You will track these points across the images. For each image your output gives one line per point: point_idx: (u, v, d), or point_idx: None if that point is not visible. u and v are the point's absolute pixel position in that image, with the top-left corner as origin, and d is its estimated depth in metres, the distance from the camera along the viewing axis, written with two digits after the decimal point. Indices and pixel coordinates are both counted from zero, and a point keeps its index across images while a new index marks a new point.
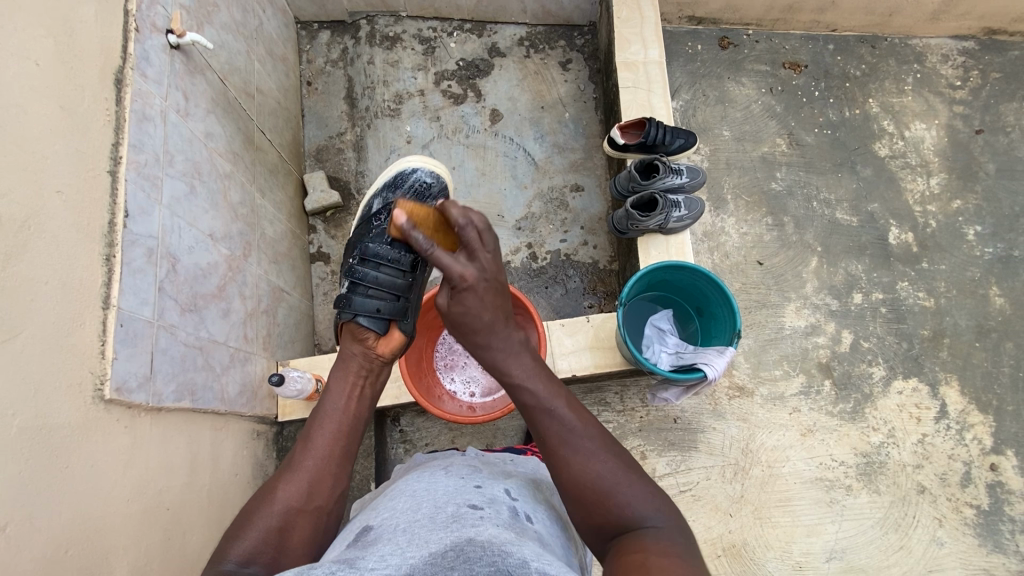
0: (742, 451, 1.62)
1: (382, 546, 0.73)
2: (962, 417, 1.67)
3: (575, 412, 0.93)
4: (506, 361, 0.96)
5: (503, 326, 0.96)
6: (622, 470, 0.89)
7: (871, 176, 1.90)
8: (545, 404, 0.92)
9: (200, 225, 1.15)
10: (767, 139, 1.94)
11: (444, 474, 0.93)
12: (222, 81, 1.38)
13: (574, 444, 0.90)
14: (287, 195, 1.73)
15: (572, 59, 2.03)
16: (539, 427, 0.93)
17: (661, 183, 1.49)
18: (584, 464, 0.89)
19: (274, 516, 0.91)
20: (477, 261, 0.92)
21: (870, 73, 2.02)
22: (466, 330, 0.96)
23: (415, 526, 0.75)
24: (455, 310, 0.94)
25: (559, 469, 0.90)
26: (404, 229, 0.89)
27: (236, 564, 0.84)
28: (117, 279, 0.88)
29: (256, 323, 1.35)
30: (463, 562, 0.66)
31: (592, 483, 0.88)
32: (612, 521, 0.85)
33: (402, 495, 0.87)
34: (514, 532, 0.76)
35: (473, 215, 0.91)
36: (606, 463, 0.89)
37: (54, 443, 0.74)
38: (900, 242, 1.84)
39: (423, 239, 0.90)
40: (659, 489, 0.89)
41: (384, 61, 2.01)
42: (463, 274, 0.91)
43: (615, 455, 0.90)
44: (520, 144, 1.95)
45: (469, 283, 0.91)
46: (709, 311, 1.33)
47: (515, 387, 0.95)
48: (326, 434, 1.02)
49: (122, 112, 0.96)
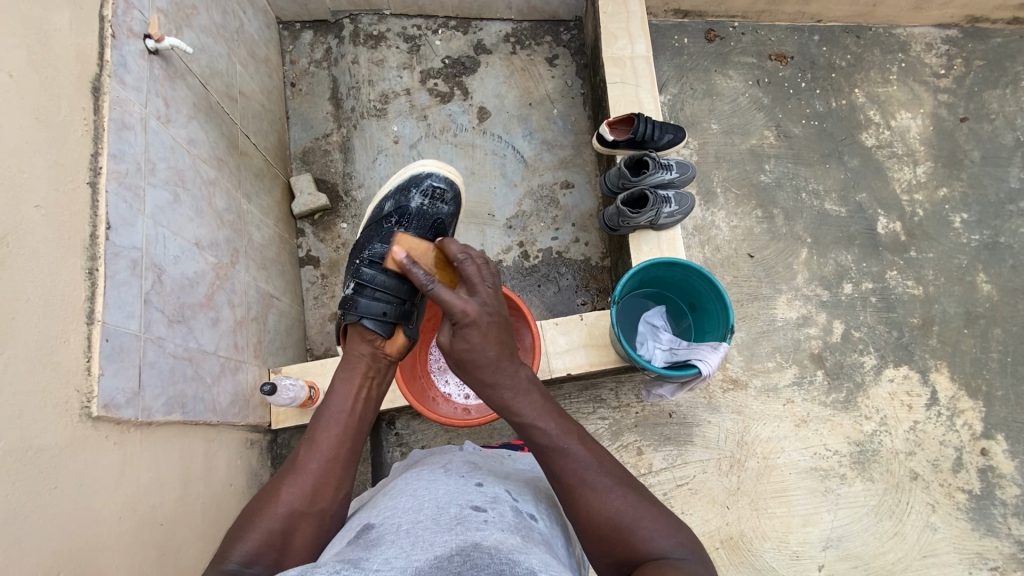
0: (738, 443, 1.63)
1: (386, 547, 0.72)
2: (952, 403, 1.69)
3: (588, 447, 0.94)
4: (517, 399, 0.97)
5: (510, 362, 0.99)
6: (639, 500, 0.89)
7: (859, 166, 1.92)
8: (557, 441, 0.93)
9: (185, 233, 1.13)
10: (755, 131, 1.94)
11: (443, 471, 0.92)
12: (204, 86, 1.35)
13: (590, 479, 0.90)
14: (274, 199, 1.71)
15: (559, 55, 2.02)
16: (553, 466, 0.93)
17: (651, 178, 1.49)
18: (602, 499, 0.88)
19: (277, 518, 0.90)
20: (477, 295, 0.99)
21: (856, 63, 2.02)
22: (473, 368, 0.98)
23: (418, 528, 0.75)
24: (458, 348, 0.98)
25: (576, 508, 0.89)
26: (405, 265, 1.02)
27: (238, 565, 0.84)
28: (101, 293, 0.86)
29: (246, 331, 1.34)
30: (470, 568, 0.65)
31: (610, 519, 0.87)
32: (633, 557, 0.84)
33: (402, 494, 0.86)
34: (519, 538, 0.76)
35: (471, 252, 1.03)
36: (623, 496, 0.89)
37: (41, 464, 0.73)
38: (888, 231, 1.85)
39: (423, 274, 1.01)
40: (677, 519, 0.89)
41: (369, 60, 1.99)
42: (465, 308, 0.97)
43: (632, 488, 0.90)
44: (509, 142, 1.93)
45: (470, 317, 0.96)
46: (701, 306, 1.32)
47: (526, 426, 0.96)
48: (332, 437, 1.01)
49: (100, 122, 0.93)
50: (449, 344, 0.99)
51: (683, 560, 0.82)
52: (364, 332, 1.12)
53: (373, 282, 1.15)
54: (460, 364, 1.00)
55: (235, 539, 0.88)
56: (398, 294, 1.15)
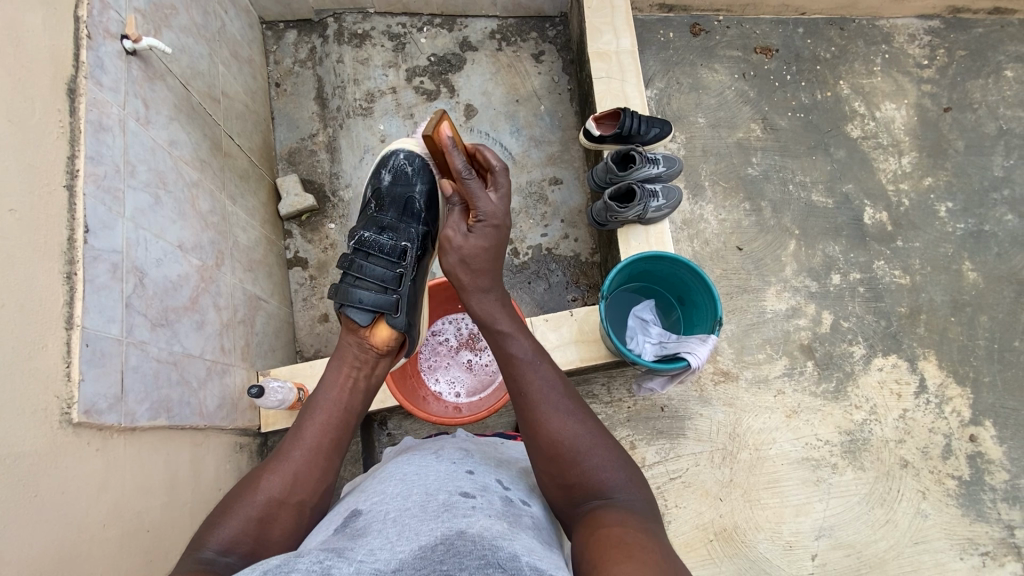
0: (730, 435, 1.63)
1: (372, 536, 0.71)
2: (941, 390, 1.71)
3: (559, 377, 0.99)
4: (498, 312, 1.06)
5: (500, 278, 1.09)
6: (597, 439, 0.92)
7: (845, 158, 1.93)
8: (533, 358, 1.00)
9: (167, 236, 1.12)
10: (741, 124, 1.95)
11: (434, 457, 0.92)
12: (184, 86, 1.33)
13: (554, 402, 0.95)
14: (260, 201, 1.69)
15: (545, 51, 2.01)
16: (521, 374, 0.98)
17: (638, 173, 1.48)
18: (563, 423, 0.93)
19: (257, 504, 0.90)
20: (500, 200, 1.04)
21: (840, 55, 2.03)
22: (470, 261, 1.05)
23: (405, 516, 0.74)
24: (470, 241, 1.05)
25: (535, 419, 0.94)
26: (450, 143, 0.96)
27: (214, 552, 0.81)
28: (80, 297, 0.85)
29: (233, 334, 1.32)
30: (451, 555, 0.64)
31: (568, 438, 0.91)
32: (581, 484, 0.88)
33: (390, 480, 0.85)
34: (506, 525, 0.75)
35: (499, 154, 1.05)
36: (584, 428, 0.93)
37: (22, 472, 0.71)
38: (874, 222, 1.86)
39: (461, 161, 0.99)
40: (631, 464, 0.92)
41: (354, 59, 1.97)
42: (493, 212, 1.04)
43: (594, 424, 0.94)
44: (496, 139, 1.93)
45: (496, 217, 1.03)
46: (690, 299, 1.32)
47: (504, 336, 1.03)
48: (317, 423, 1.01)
49: (76, 124, 0.92)
50: (462, 238, 1.05)
51: (627, 501, 0.85)
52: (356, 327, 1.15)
53: (354, 268, 1.16)
54: (453, 266, 1.07)
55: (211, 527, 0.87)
56: (379, 280, 1.15)
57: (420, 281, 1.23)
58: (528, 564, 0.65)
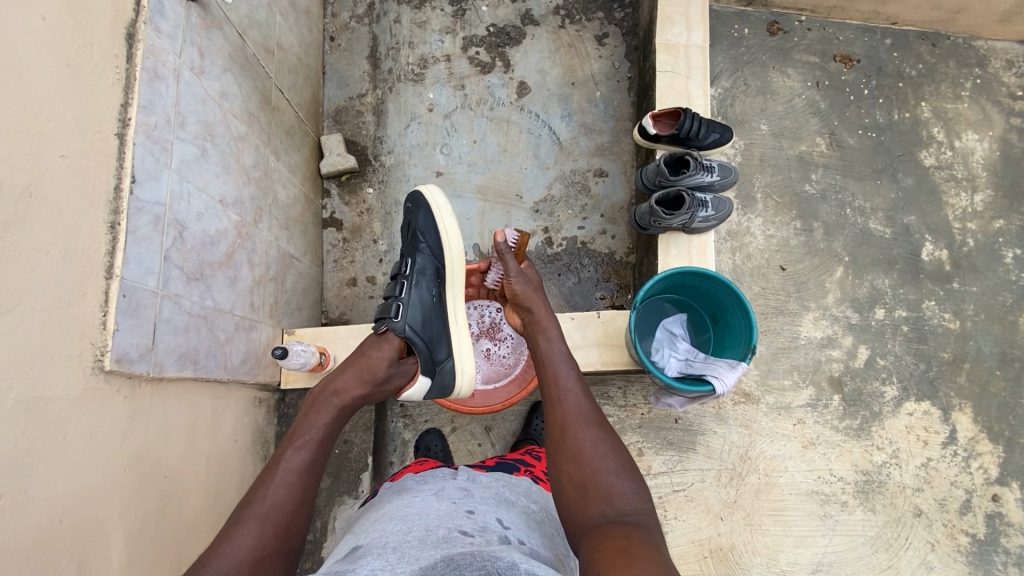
0: (741, 457, 1.61)
1: (371, 560, 0.72)
2: (971, 445, 1.64)
3: (589, 400, 1.09)
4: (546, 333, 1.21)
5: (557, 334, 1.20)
6: (612, 452, 1.00)
7: (912, 187, 1.81)
8: (566, 376, 1.12)
9: (210, 190, 1.13)
10: (806, 137, 1.85)
11: (435, 497, 0.90)
12: (241, 36, 1.32)
13: (578, 418, 1.05)
14: (303, 157, 1.69)
15: (609, 33, 1.92)
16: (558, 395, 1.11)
17: (690, 180, 1.41)
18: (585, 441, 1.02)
19: (246, 550, 0.87)
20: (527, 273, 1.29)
21: (927, 73, 1.89)
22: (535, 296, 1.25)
23: (404, 546, 0.75)
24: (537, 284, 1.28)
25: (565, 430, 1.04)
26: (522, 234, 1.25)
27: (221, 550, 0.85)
28: (121, 248, 0.85)
29: (263, 291, 1.34)
30: (452, 568, 0.65)
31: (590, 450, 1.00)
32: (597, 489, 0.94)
33: (392, 516, 0.84)
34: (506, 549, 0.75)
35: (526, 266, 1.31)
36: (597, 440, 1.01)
37: (52, 414, 0.73)
38: (932, 259, 1.76)
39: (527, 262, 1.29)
40: (637, 471, 0.99)
41: (412, 20, 1.92)
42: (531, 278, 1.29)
43: (609, 432, 1.03)
44: (546, 122, 1.86)
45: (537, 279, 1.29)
46: (724, 319, 1.26)
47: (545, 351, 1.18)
48: (311, 473, 1.01)
49: (132, 70, 0.91)
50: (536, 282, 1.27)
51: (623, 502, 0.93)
52: (370, 372, 1.15)
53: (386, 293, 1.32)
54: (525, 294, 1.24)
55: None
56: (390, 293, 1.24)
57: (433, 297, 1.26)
58: (526, 572, 0.65)
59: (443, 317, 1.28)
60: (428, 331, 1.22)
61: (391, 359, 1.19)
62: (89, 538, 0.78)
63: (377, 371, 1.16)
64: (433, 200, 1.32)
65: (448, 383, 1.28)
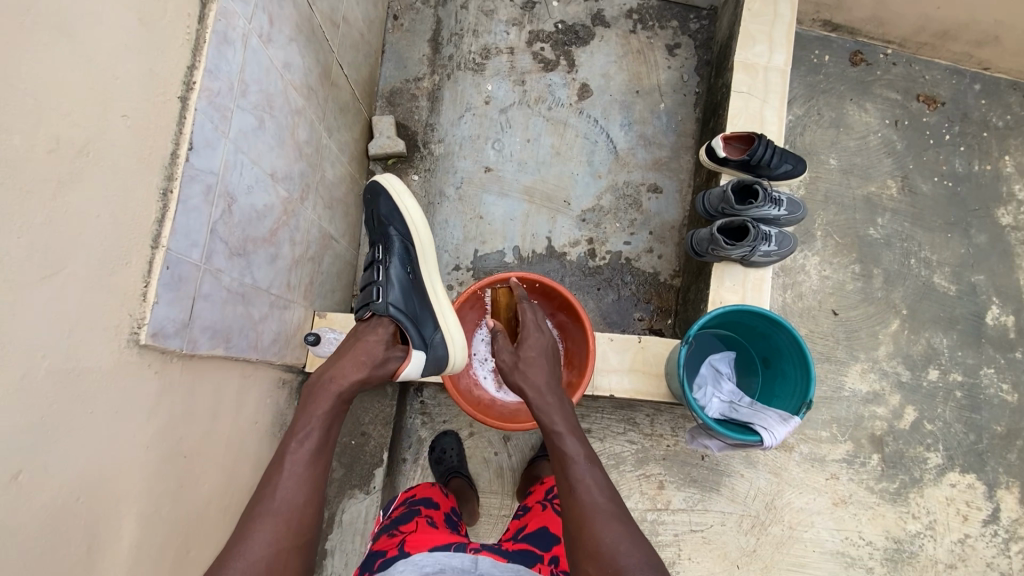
0: (766, 505, 1.52)
1: None
2: (1014, 527, 1.52)
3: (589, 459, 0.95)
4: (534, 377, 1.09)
5: (558, 388, 1.09)
6: (640, 547, 0.83)
7: (984, 245, 1.71)
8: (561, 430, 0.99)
9: (262, 163, 1.08)
10: (876, 177, 1.74)
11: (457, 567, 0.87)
12: (310, 6, 1.27)
13: (598, 503, 0.89)
14: (353, 136, 1.65)
15: (681, 44, 1.83)
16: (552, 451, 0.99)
17: (756, 211, 1.34)
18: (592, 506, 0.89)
19: (265, 547, 0.82)
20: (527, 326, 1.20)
21: (1014, 126, 1.79)
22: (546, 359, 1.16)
23: None
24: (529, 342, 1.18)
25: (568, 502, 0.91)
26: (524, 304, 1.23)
27: None
28: (171, 217, 0.81)
29: (300, 271, 1.30)
30: None
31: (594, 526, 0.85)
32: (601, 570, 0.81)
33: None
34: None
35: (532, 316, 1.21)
36: (624, 531, 0.85)
37: (83, 388, 0.68)
38: (997, 324, 1.66)
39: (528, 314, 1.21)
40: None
41: (479, 8, 1.86)
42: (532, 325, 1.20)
43: (635, 527, 0.86)
44: (604, 128, 1.79)
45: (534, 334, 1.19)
46: (777, 366, 1.18)
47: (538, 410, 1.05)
48: (319, 462, 0.92)
49: (203, 32, 0.87)
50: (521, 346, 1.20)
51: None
52: (367, 354, 1.05)
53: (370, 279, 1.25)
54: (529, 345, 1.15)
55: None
56: (368, 281, 1.16)
57: (413, 289, 1.17)
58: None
59: (422, 292, 1.18)
60: (411, 310, 1.13)
61: (387, 342, 1.09)
62: (104, 517, 0.73)
63: (374, 353, 1.06)
64: (390, 182, 1.22)
65: (442, 354, 1.16)
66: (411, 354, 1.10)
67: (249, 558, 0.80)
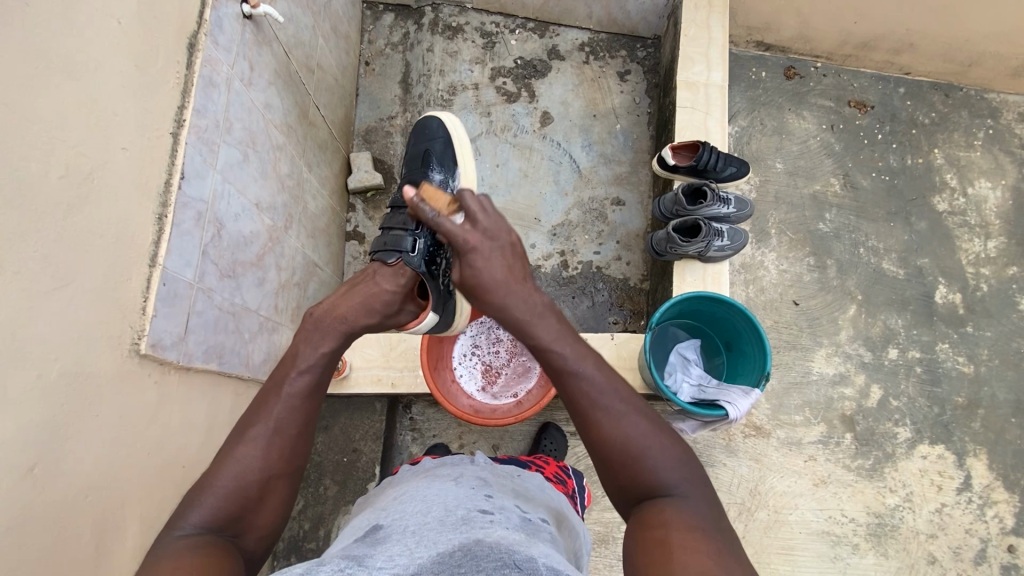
0: (750, 492, 1.58)
1: (391, 546, 0.66)
2: (985, 492, 1.61)
3: (607, 374, 0.87)
4: (508, 300, 0.90)
5: (520, 284, 0.91)
6: (657, 437, 0.84)
7: (925, 231, 1.84)
8: (569, 360, 0.87)
9: (248, 193, 1.18)
10: (820, 177, 1.88)
11: (454, 480, 0.83)
12: (286, 54, 1.40)
13: (606, 406, 0.85)
14: (332, 172, 1.76)
15: (631, 70, 2.00)
16: (566, 389, 0.87)
17: (707, 210, 1.46)
18: (620, 428, 0.83)
19: (254, 471, 0.83)
20: (478, 228, 0.90)
21: (940, 122, 1.96)
22: (483, 292, 0.91)
23: (423, 528, 0.69)
24: (466, 278, 0.91)
25: (589, 429, 0.85)
26: (414, 201, 0.87)
27: (196, 530, 0.76)
28: (165, 239, 0.90)
29: (287, 295, 1.38)
30: (469, 558, 0.61)
31: (621, 445, 0.83)
32: (640, 485, 0.82)
33: (410, 497, 0.79)
34: (527, 537, 0.70)
35: (467, 198, 0.91)
36: (629, 413, 0.85)
37: (89, 391, 0.75)
38: (946, 302, 1.77)
39: (430, 208, 0.89)
40: (687, 449, 0.86)
41: (443, 50, 2.02)
42: (466, 237, 0.89)
43: (661, 426, 0.85)
44: (567, 150, 1.93)
45: (471, 245, 0.88)
46: (738, 347, 1.27)
47: (541, 349, 0.89)
48: (315, 399, 0.91)
49: (190, 77, 0.98)
50: (458, 276, 0.92)
51: (686, 498, 0.80)
52: (380, 300, 0.98)
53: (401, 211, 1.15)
54: (479, 268, 0.90)
55: (199, 494, 0.80)
56: (401, 224, 1.03)
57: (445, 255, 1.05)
58: (545, 565, 0.63)
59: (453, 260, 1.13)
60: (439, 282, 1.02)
61: (404, 288, 1.00)
62: (108, 514, 0.79)
63: (388, 302, 0.99)
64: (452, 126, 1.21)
65: (449, 321, 1.12)
66: (426, 315, 1.04)
67: (237, 475, 0.82)
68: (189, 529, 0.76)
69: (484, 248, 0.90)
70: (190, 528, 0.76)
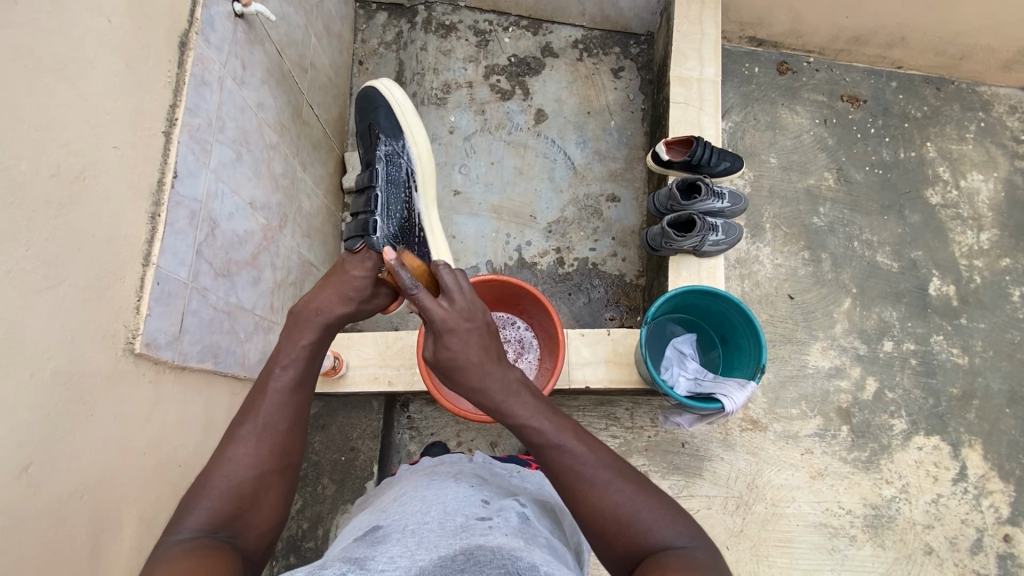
0: (747, 485, 1.58)
1: (393, 546, 0.66)
2: (981, 482, 1.62)
3: (587, 442, 0.85)
4: (485, 377, 0.88)
5: (495, 361, 0.90)
6: (639, 492, 0.81)
7: (919, 224, 1.85)
8: (549, 438, 0.85)
9: (241, 192, 1.17)
10: (814, 171, 1.89)
11: (454, 481, 0.84)
12: (279, 53, 1.40)
13: (589, 476, 0.82)
14: (327, 171, 1.76)
15: (625, 67, 2.01)
16: (548, 464, 0.84)
17: (701, 205, 1.47)
18: (608, 496, 0.80)
19: (245, 469, 0.83)
20: (453, 301, 0.90)
21: (932, 115, 1.97)
22: (460, 374, 0.89)
23: (425, 530, 0.69)
24: (442, 358, 0.90)
25: (576, 503, 0.82)
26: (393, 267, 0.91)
27: (192, 533, 0.75)
28: (159, 237, 0.89)
29: (283, 294, 1.38)
30: (471, 563, 0.61)
31: (609, 515, 0.79)
32: (636, 550, 0.78)
33: (411, 497, 0.79)
34: (527, 542, 0.70)
35: (444, 268, 0.93)
36: (600, 461, 0.83)
37: (84, 390, 0.75)
38: (940, 294, 1.78)
39: (409, 277, 0.91)
40: (678, 507, 0.82)
41: (437, 48, 2.02)
42: (444, 316, 0.88)
43: (648, 485, 0.83)
44: (561, 147, 1.93)
45: (449, 325, 0.88)
46: (734, 340, 1.28)
47: (520, 428, 0.87)
48: (302, 392, 0.92)
49: (182, 75, 0.98)
50: (433, 356, 0.91)
51: (691, 551, 0.76)
52: (353, 288, 1.00)
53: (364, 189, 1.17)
54: (449, 342, 0.89)
55: (194, 496, 0.80)
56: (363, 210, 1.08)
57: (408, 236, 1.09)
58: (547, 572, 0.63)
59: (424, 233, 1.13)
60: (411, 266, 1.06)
61: (374, 273, 1.01)
62: (104, 514, 0.79)
63: (363, 289, 1.01)
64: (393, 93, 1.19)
65: None
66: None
67: (229, 474, 0.82)
68: (187, 533, 0.75)
69: (462, 311, 0.89)
70: (186, 532, 0.75)
